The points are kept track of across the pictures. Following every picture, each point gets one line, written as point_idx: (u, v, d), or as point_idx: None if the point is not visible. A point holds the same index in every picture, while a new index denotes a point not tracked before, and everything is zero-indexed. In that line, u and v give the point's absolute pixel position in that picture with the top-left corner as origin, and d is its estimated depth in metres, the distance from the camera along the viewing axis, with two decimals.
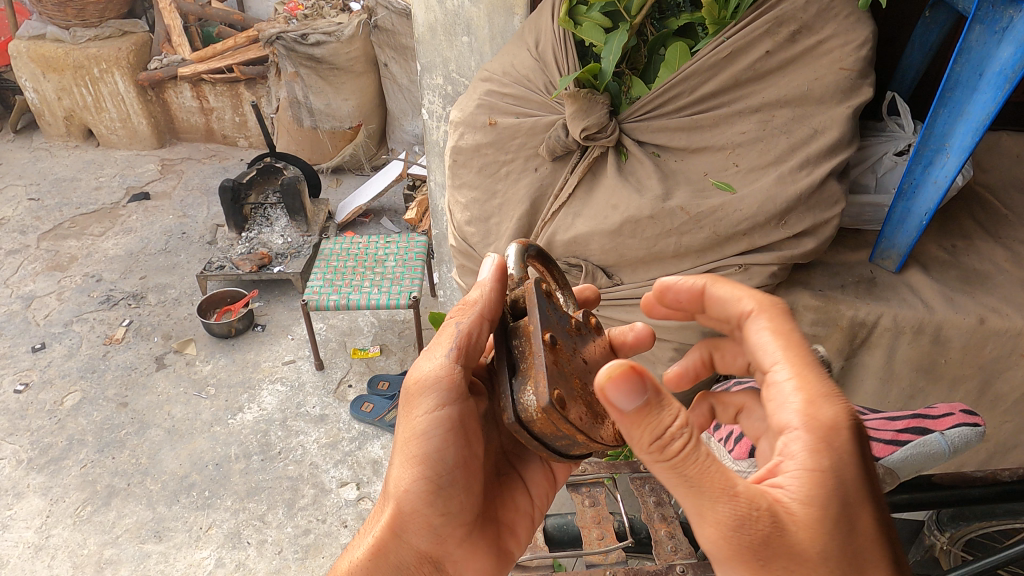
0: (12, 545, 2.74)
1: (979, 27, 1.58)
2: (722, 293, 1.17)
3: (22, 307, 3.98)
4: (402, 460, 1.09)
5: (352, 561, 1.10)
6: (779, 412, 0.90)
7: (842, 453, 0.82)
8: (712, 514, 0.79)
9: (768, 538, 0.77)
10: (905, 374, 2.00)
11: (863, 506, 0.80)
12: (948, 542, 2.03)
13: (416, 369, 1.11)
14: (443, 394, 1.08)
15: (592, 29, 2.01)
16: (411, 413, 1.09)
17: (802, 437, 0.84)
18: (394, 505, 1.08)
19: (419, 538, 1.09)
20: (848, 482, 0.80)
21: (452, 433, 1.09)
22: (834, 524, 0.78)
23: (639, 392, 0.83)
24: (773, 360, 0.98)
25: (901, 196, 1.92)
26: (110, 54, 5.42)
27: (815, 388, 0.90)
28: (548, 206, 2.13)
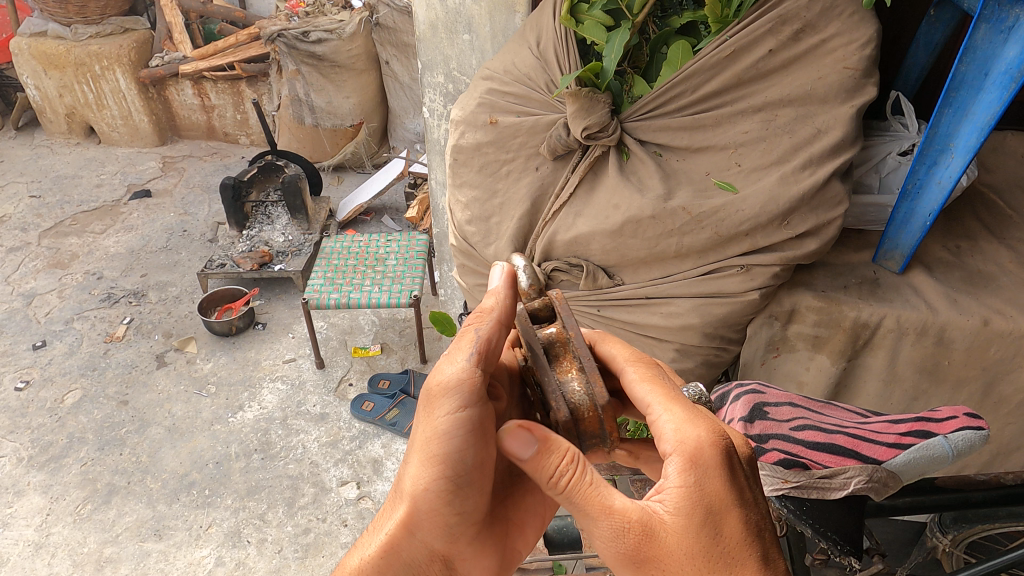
0: (13, 543, 2.74)
1: (984, 26, 1.57)
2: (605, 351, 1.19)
3: (23, 304, 3.98)
4: (420, 461, 1.05)
5: (364, 557, 1.09)
6: (657, 439, 1.01)
7: (708, 474, 0.94)
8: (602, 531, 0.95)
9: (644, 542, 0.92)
10: (908, 376, 1.98)
11: (729, 512, 0.93)
12: (950, 544, 2.00)
13: (438, 370, 1.06)
14: (466, 396, 1.04)
15: (594, 27, 1.99)
16: (431, 414, 1.05)
17: (674, 460, 0.95)
18: (409, 504, 1.06)
19: (432, 537, 1.08)
20: (711, 495, 0.93)
21: (474, 436, 1.05)
22: (703, 530, 0.92)
23: (531, 441, 0.95)
24: (647, 403, 1.05)
25: (905, 197, 1.90)
26: (111, 52, 5.42)
27: (684, 418, 1.00)
28: (549, 205, 2.12)
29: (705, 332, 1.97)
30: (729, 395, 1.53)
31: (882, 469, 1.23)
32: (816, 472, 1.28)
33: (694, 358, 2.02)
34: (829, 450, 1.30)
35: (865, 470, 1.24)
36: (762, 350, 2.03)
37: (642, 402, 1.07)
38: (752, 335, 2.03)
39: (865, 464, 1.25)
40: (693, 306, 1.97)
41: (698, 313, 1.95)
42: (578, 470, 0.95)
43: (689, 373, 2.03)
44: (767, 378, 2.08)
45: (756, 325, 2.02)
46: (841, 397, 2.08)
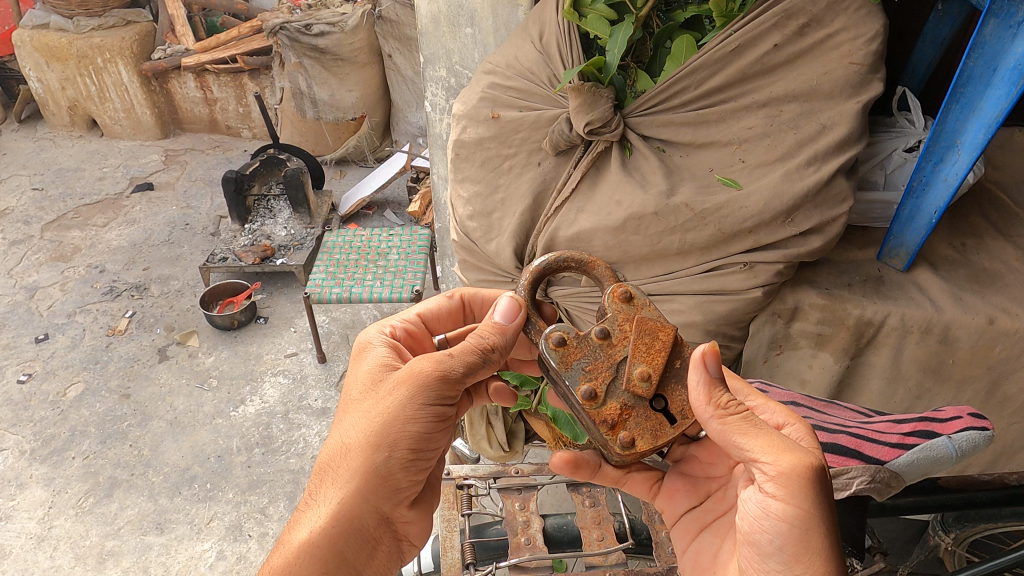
0: (16, 536, 2.75)
1: (993, 22, 1.55)
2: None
3: (25, 298, 3.99)
4: (386, 432, 1.08)
5: (313, 529, 1.04)
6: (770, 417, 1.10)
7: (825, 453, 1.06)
8: (786, 450, 0.94)
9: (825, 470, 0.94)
10: (912, 374, 1.97)
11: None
12: (953, 543, 1.99)
13: (427, 361, 1.11)
14: (451, 387, 1.12)
15: (597, 21, 2.00)
16: (411, 396, 1.09)
17: (801, 425, 1.05)
18: (368, 471, 1.07)
19: (387, 503, 1.10)
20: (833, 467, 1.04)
21: (443, 421, 1.13)
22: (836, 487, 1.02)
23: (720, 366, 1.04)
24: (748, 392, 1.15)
25: (911, 194, 1.88)
26: (113, 44, 5.39)
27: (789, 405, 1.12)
28: (551, 200, 2.09)
29: (707, 329, 1.97)
30: None
31: (885, 469, 1.21)
32: None
33: None
34: (832, 449, 1.29)
35: (868, 470, 1.22)
36: (764, 348, 2.02)
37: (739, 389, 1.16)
38: (755, 333, 2.01)
39: (868, 463, 1.23)
40: (696, 304, 1.96)
41: (700, 311, 1.95)
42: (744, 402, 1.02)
43: None
44: (770, 376, 2.07)
45: (759, 323, 2.01)
46: (845, 395, 2.07)
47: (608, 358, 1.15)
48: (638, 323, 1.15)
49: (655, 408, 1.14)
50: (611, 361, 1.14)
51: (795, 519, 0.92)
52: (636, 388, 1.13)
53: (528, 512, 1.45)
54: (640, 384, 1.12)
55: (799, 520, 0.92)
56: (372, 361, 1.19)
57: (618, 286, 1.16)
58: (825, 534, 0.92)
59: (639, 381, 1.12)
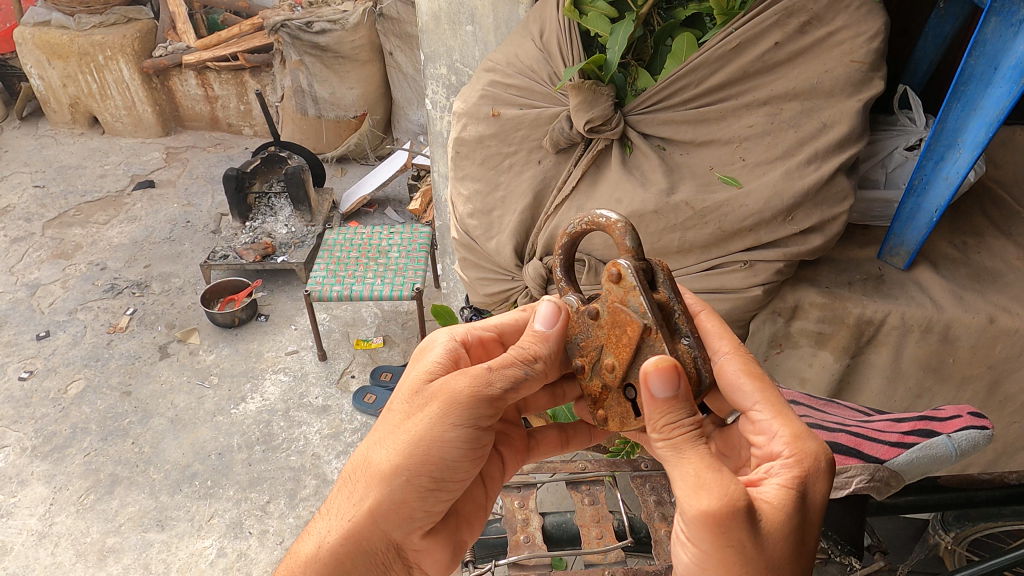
0: (17, 532, 2.76)
1: (995, 19, 1.54)
2: (709, 327, 1.19)
3: (26, 295, 4.00)
4: (408, 453, 1.09)
5: (322, 543, 1.08)
6: (767, 438, 1.02)
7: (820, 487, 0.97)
8: (705, 485, 0.93)
9: (746, 514, 0.91)
10: (912, 373, 1.97)
11: (817, 522, 0.98)
12: (953, 542, 1.99)
13: (466, 381, 1.10)
14: (482, 413, 1.11)
15: (597, 19, 1.99)
16: (441, 419, 1.09)
17: (784, 462, 0.98)
18: (385, 493, 1.08)
19: (398, 528, 1.11)
20: (814, 505, 0.97)
21: (469, 447, 1.13)
22: (802, 527, 0.96)
23: (673, 379, 0.99)
24: (754, 400, 1.06)
25: (911, 192, 1.88)
26: (114, 41, 5.39)
27: (798, 422, 1.02)
28: (551, 198, 2.09)
29: None
30: None
31: (884, 468, 1.21)
32: None
33: None
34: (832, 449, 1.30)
35: (867, 469, 1.22)
36: (764, 346, 2.02)
37: (745, 396, 1.08)
38: (754, 332, 2.01)
39: (868, 463, 1.23)
40: (696, 302, 1.96)
41: None
42: (694, 425, 1.00)
43: None
44: (770, 375, 2.07)
45: (759, 321, 2.01)
46: (845, 394, 2.07)
47: (596, 338, 1.15)
48: (616, 311, 1.09)
49: (627, 397, 1.13)
50: (598, 342, 1.15)
51: (705, 551, 0.95)
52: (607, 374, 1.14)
53: (527, 510, 1.44)
54: (606, 373, 1.13)
55: (708, 553, 0.95)
56: (416, 369, 1.19)
57: (608, 267, 1.08)
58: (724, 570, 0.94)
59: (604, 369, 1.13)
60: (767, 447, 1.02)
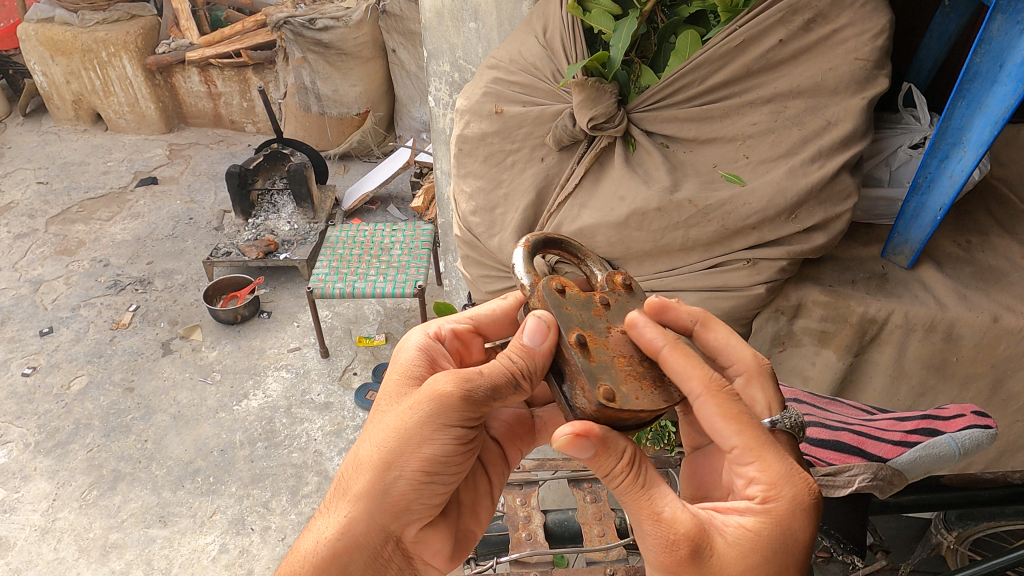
0: (20, 528, 2.77)
1: (1001, 17, 1.53)
2: (673, 365, 1.01)
3: (30, 291, 4.01)
4: (399, 449, 1.06)
5: (321, 539, 1.07)
6: (744, 479, 0.97)
7: (797, 530, 0.94)
8: (649, 536, 0.95)
9: (691, 562, 0.92)
10: (915, 372, 1.96)
11: (797, 562, 0.95)
12: (955, 542, 1.98)
13: (451, 383, 1.06)
14: (470, 409, 1.07)
15: (601, 16, 1.94)
16: (427, 418, 1.06)
17: (753, 509, 0.95)
18: (376, 489, 1.07)
19: (394, 520, 1.09)
20: (789, 547, 0.94)
21: (462, 444, 1.09)
22: (772, 570, 0.93)
23: (588, 446, 0.96)
24: (732, 442, 0.97)
25: (915, 190, 1.87)
26: (118, 38, 5.41)
27: (779, 465, 0.96)
28: (554, 195, 2.09)
29: None
30: None
31: (886, 467, 1.21)
32: (821, 470, 1.27)
33: None
34: (834, 447, 1.30)
35: (870, 468, 1.21)
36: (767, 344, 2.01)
37: (723, 437, 0.98)
38: (757, 330, 2.01)
39: (870, 462, 1.22)
40: (699, 300, 1.95)
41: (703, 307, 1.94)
42: (631, 474, 0.97)
43: None
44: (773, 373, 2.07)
45: (762, 319, 2.00)
46: (847, 393, 2.07)
47: None
48: None
49: None
50: None
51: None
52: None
53: (529, 508, 1.45)
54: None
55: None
56: (404, 369, 1.17)
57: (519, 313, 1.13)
58: None
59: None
60: (744, 487, 0.98)
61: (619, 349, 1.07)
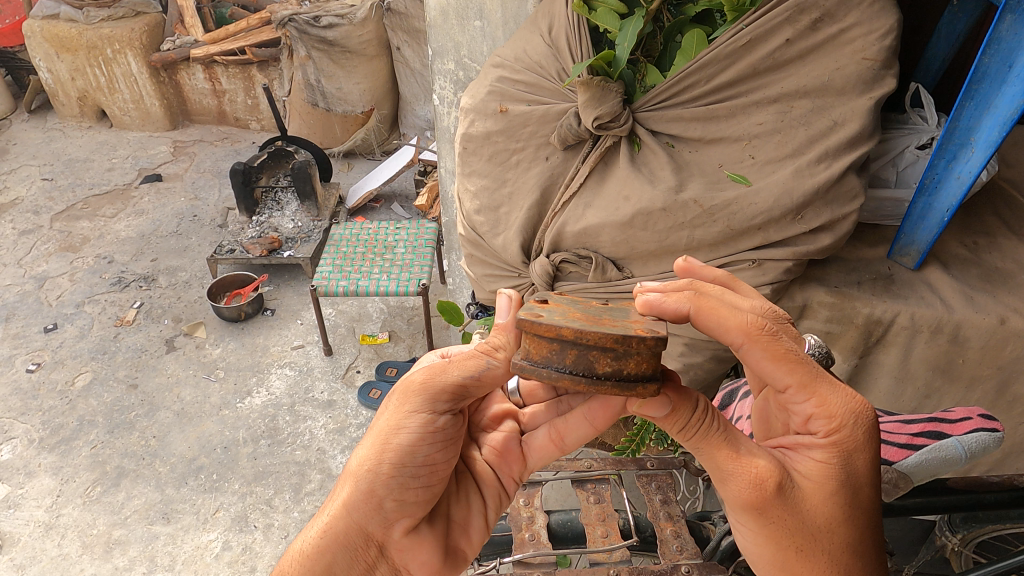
0: (24, 523, 2.78)
1: (1010, 17, 1.52)
2: (709, 323, 1.01)
3: (35, 287, 4.02)
4: (373, 444, 1.12)
5: (305, 539, 1.09)
6: (803, 416, 1.01)
7: (864, 453, 0.99)
8: (732, 480, 1.00)
9: (777, 497, 0.97)
10: (921, 373, 1.96)
11: (867, 486, 0.99)
12: (960, 544, 1.97)
13: (420, 372, 1.16)
14: (434, 396, 1.14)
15: (606, 14, 1.93)
16: (397, 410, 1.14)
17: (821, 443, 0.99)
18: (354, 485, 1.09)
19: (371, 519, 1.09)
20: (861, 470, 0.99)
21: (430, 434, 1.13)
22: (853, 498, 0.98)
23: (664, 403, 1.04)
24: (787, 382, 0.99)
25: (923, 191, 1.86)
26: (122, 35, 5.41)
27: (835, 396, 0.99)
28: (558, 195, 2.08)
29: None
30: (736, 392, 1.58)
31: (891, 469, 1.21)
32: None
33: (704, 353, 1.98)
34: None
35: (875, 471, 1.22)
36: None
37: (778, 381, 1.00)
38: None
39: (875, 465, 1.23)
40: None
41: None
42: (709, 421, 1.03)
43: (698, 367, 2.00)
44: None
45: None
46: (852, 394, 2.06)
47: None
48: None
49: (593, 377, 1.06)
50: None
51: (755, 540, 1.02)
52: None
53: (533, 508, 1.44)
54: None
55: (757, 535, 1.01)
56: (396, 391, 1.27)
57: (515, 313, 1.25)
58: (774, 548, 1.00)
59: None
60: (805, 423, 1.02)
61: (572, 309, 1.11)
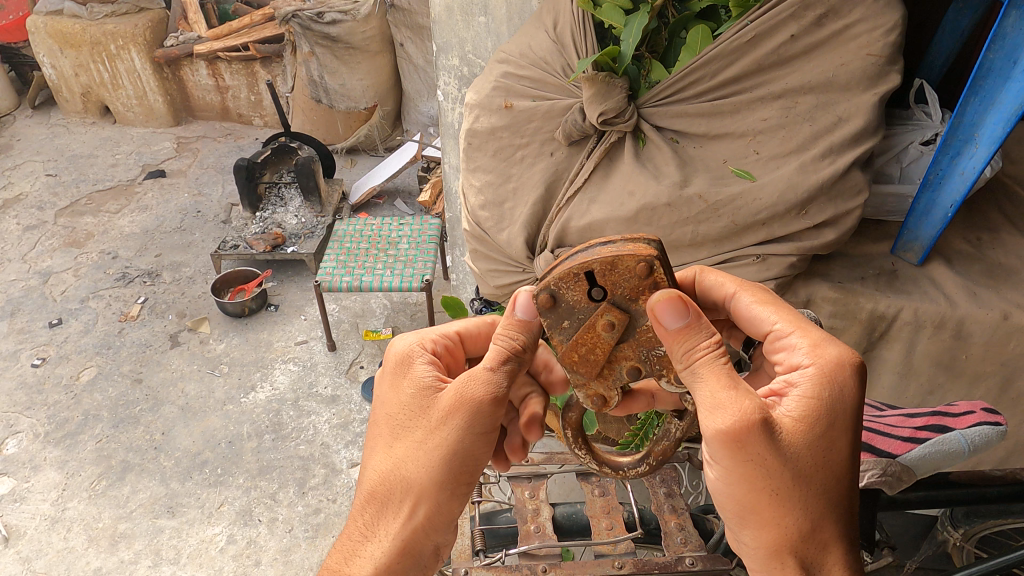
0: (30, 516, 2.80)
1: (1015, 13, 1.54)
2: (708, 282, 1.22)
3: (39, 282, 4.03)
4: (443, 469, 1.06)
5: (376, 561, 1.10)
6: (788, 352, 1.03)
7: (848, 389, 0.98)
8: (723, 409, 0.92)
9: (765, 430, 0.92)
10: (924, 369, 1.96)
11: (847, 427, 0.98)
12: (962, 538, 1.97)
13: (478, 392, 1.04)
14: (495, 417, 1.06)
15: (611, 10, 1.94)
16: (461, 431, 1.05)
17: (809, 374, 0.99)
18: (423, 509, 1.08)
19: (444, 535, 1.12)
20: (844, 406, 0.98)
21: (495, 447, 1.10)
22: (833, 435, 0.97)
23: (683, 313, 0.94)
24: (773, 320, 1.09)
25: (926, 187, 1.86)
26: (126, 31, 5.39)
27: (818, 331, 1.04)
28: (563, 190, 2.09)
29: None
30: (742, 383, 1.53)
31: (895, 463, 1.22)
32: None
33: None
34: None
35: (879, 465, 1.23)
36: None
37: (762, 323, 1.10)
38: None
39: (880, 458, 1.24)
40: None
41: None
42: (718, 352, 0.95)
43: None
44: None
45: None
46: None
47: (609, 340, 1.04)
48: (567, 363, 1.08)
49: (601, 283, 0.98)
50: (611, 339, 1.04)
51: (728, 475, 0.97)
52: (613, 340, 1.02)
53: (538, 500, 1.45)
54: (609, 335, 1.01)
55: (729, 473, 0.97)
56: (419, 385, 1.11)
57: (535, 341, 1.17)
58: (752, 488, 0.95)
59: (601, 329, 1.01)
60: (789, 364, 1.02)
61: None
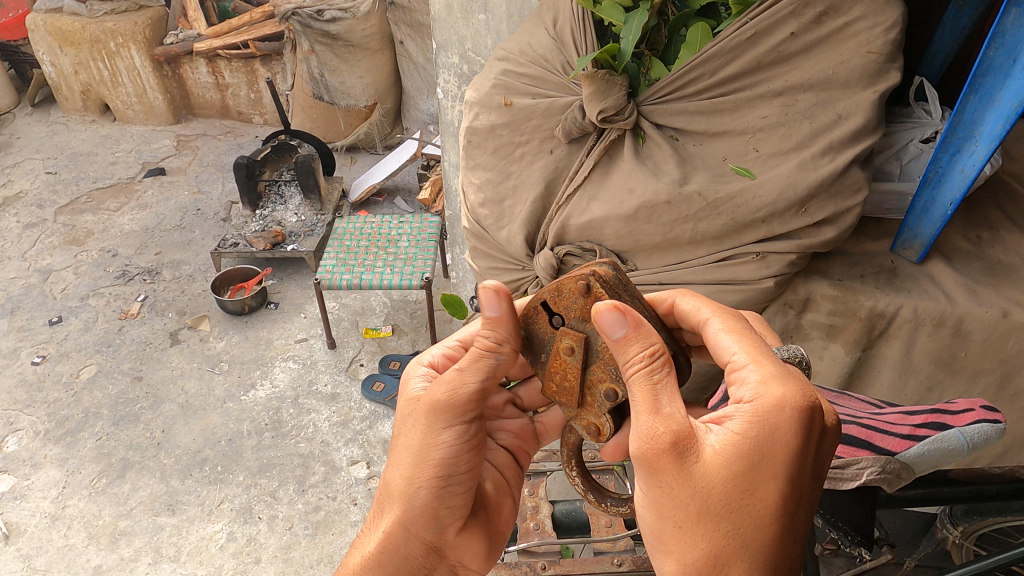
0: (30, 514, 2.80)
1: (1015, 11, 1.53)
2: (686, 307, 1.17)
3: (39, 280, 4.03)
4: (415, 465, 1.12)
5: (365, 554, 1.16)
6: (737, 384, 0.97)
7: (783, 433, 0.89)
8: (637, 427, 0.96)
9: (672, 455, 0.92)
10: (924, 367, 1.97)
11: (778, 476, 0.89)
12: (960, 536, 1.97)
13: (440, 388, 1.11)
14: (458, 411, 1.11)
15: (611, 7, 1.93)
16: (428, 427, 1.12)
17: (743, 410, 0.92)
18: (400, 505, 1.13)
19: (427, 530, 1.13)
20: (776, 450, 0.89)
21: (466, 444, 1.13)
22: (757, 479, 0.90)
23: (623, 321, 0.97)
24: (733, 350, 1.03)
25: (926, 185, 1.86)
26: (126, 28, 5.38)
27: (774, 367, 0.96)
28: (563, 188, 2.09)
29: None
30: None
31: (894, 460, 1.23)
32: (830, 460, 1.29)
33: None
34: (844, 441, 1.31)
35: (879, 462, 1.24)
36: None
37: (724, 350, 1.04)
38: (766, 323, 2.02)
39: (878, 455, 1.25)
40: (708, 293, 1.97)
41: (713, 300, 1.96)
42: (653, 367, 0.96)
43: None
44: None
45: (770, 313, 2.02)
46: (856, 386, 2.08)
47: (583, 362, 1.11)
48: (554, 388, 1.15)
49: (559, 313, 1.11)
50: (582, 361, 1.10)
51: (647, 494, 0.99)
52: (578, 362, 1.09)
53: (537, 498, 1.46)
54: (571, 356, 1.09)
55: (648, 493, 0.98)
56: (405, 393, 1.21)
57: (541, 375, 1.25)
58: (661, 509, 0.96)
59: (563, 353, 1.10)
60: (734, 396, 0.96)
61: None
